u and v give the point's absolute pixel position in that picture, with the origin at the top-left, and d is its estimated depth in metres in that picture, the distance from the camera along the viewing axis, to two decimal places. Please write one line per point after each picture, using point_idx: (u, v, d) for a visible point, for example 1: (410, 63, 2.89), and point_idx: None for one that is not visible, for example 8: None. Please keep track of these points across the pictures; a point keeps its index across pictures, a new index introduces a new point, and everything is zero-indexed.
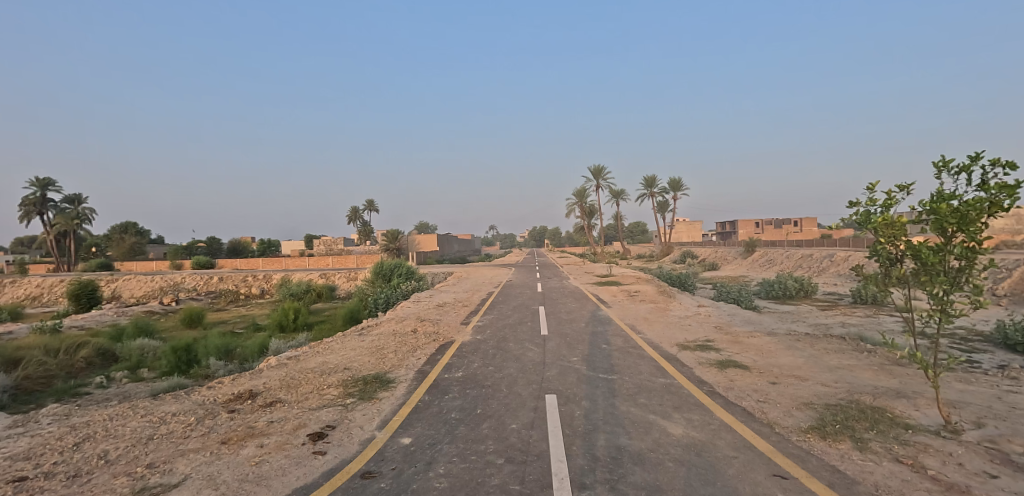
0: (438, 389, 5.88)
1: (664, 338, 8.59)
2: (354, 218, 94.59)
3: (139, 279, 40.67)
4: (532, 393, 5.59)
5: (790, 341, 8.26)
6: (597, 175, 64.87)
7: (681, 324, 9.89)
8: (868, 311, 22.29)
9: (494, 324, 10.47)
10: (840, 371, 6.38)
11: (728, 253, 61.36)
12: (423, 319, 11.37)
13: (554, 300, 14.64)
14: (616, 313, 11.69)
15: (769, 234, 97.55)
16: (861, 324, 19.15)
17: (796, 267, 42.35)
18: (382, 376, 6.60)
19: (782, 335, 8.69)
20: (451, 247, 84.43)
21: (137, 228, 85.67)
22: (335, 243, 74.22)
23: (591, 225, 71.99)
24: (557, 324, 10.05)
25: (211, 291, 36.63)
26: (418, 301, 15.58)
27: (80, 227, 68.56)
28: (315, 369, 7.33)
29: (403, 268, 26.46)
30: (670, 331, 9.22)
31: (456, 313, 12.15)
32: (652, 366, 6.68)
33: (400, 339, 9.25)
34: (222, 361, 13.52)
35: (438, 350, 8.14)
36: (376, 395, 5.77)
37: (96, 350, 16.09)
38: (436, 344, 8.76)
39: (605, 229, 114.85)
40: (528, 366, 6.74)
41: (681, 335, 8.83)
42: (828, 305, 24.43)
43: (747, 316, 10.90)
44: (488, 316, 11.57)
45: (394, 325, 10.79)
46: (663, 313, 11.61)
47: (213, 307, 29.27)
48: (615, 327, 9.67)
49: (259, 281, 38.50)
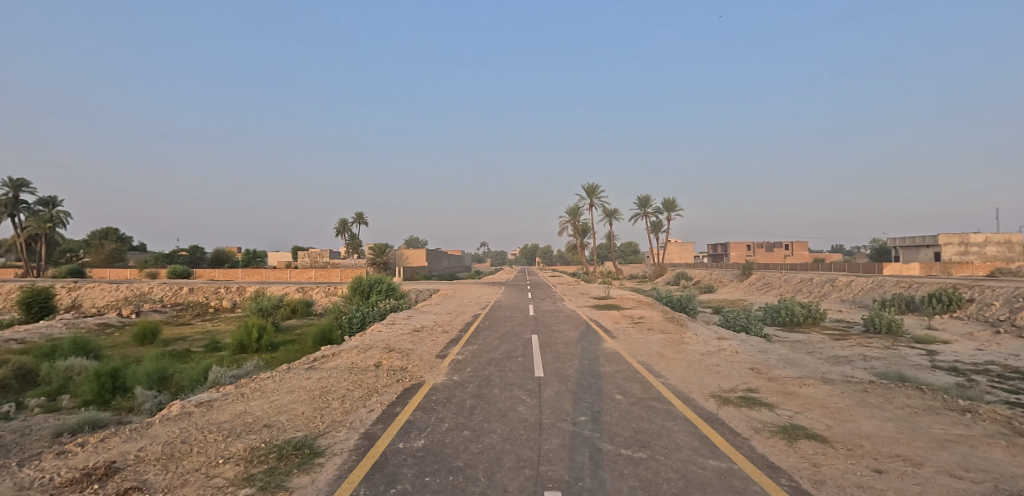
0: (382, 476, 3.89)
1: (694, 385, 6.68)
2: (342, 231, 93.06)
3: (104, 288, 38.07)
4: (524, 490, 3.61)
5: (858, 394, 6.39)
6: (591, 193, 63.61)
7: (706, 364, 7.97)
8: (886, 343, 20.49)
9: (476, 358, 8.49)
10: (962, 451, 4.52)
11: (723, 276, 59.98)
12: (391, 350, 9.33)
13: (549, 326, 12.71)
14: (624, 346, 9.77)
15: (762, 258, 97.07)
16: (883, 358, 17.35)
17: (796, 292, 40.75)
18: (308, 444, 4.62)
19: (842, 385, 6.83)
20: (441, 264, 82.55)
21: (118, 234, 83.00)
22: (321, 256, 72.05)
23: (584, 244, 70.60)
24: (553, 362, 8.07)
25: (178, 303, 34.15)
26: (393, 324, 13.54)
27: (54, 232, 65.71)
28: (221, 427, 5.31)
29: (383, 283, 24.23)
30: (698, 374, 7.30)
31: (434, 342, 10.16)
32: (693, 435, 4.77)
33: (355, 378, 7.26)
34: (153, 390, 11.36)
35: (399, 398, 6.18)
36: (285, 485, 3.79)
37: (15, 371, 13.78)
38: (399, 387, 6.78)
39: (597, 248, 114.12)
40: (518, 432, 4.77)
41: (713, 381, 6.90)
42: (841, 334, 22.57)
43: (782, 354, 9.06)
44: (470, 346, 9.59)
45: (353, 357, 8.77)
46: (681, 346, 9.73)
47: (175, 321, 26.86)
48: (628, 367, 7.75)
49: (232, 294, 36.09)
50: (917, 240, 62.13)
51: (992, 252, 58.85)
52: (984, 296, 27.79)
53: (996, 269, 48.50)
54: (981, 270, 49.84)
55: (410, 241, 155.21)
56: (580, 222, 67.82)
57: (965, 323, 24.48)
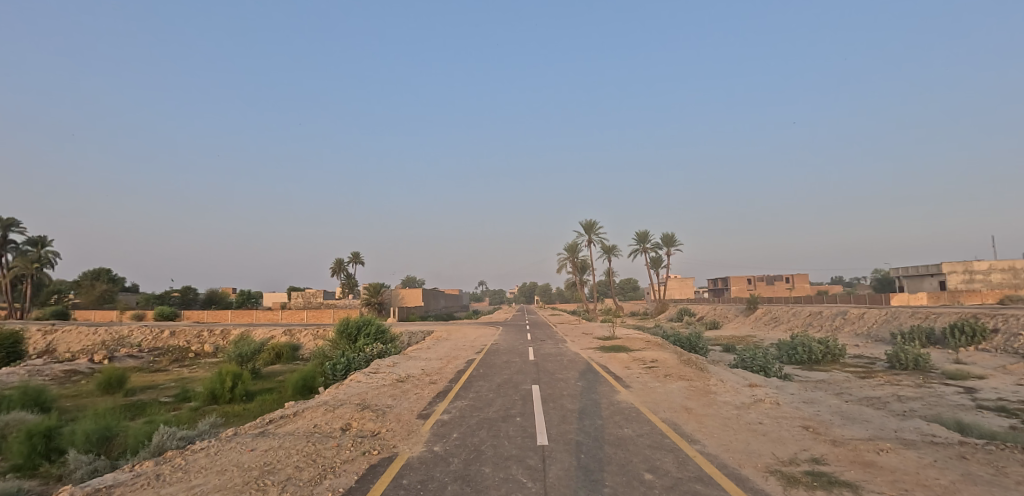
0: None
1: (743, 457, 5.21)
2: (338, 270, 91.81)
3: (81, 331, 36.19)
4: None
5: (958, 463, 4.93)
6: (590, 229, 62.85)
7: (749, 424, 6.49)
8: (917, 381, 18.78)
9: (466, 418, 6.99)
10: None
11: (728, 311, 58.41)
12: (364, 408, 7.82)
13: (552, 373, 11.19)
14: (641, 398, 8.28)
15: (763, 292, 95.46)
16: (920, 398, 15.72)
17: (806, 326, 39.08)
18: None
19: (934, 451, 5.32)
20: (438, 303, 80.69)
21: (110, 274, 81.48)
22: (314, 297, 70.31)
23: (584, 280, 69.27)
24: (560, 422, 6.58)
25: (156, 348, 32.31)
26: (375, 373, 12.00)
27: (42, 272, 64.17)
28: None
29: (372, 325, 22.53)
30: (742, 439, 5.82)
31: (418, 396, 8.67)
32: None
33: (310, 450, 5.75)
34: (90, 454, 9.69)
35: (358, 483, 4.67)
36: None
37: None
38: (364, 462, 5.30)
39: (598, 285, 112.94)
40: None
41: (765, 449, 5.42)
42: (865, 372, 20.91)
43: (833, 406, 7.58)
44: (459, 402, 8.06)
45: (318, 418, 7.27)
46: (710, 397, 8.25)
47: (150, 368, 24.96)
48: (652, 429, 6.23)
49: (215, 337, 34.23)
50: (920, 269, 60.97)
51: (998, 280, 57.75)
52: (1008, 325, 26.25)
53: (1006, 296, 47.13)
54: (990, 298, 48.45)
55: (408, 281, 154.14)
56: (580, 259, 66.78)
57: (994, 356, 22.83)
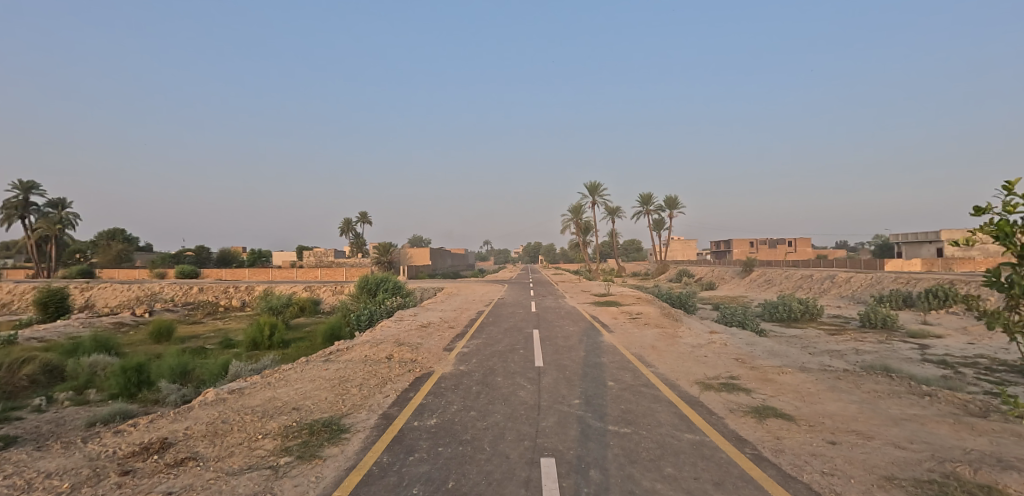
0: (401, 446, 4.61)
1: (680, 373, 7.31)
2: (347, 230, 94.22)
3: (115, 287, 38.85)
4: (523, 456, 4.33)
5: (830, 380, 7.00)
6: (594, 191, 64.36)
7: (695, 355, 8.58)
8: (880, 338, 20.95)
9: (481, 350, 9.09)
10: (910, 425, 5.26)
11: (725, 273, 60.61)
12: (401, 344, 9.92)
13: (550, 322, 13.34)
14: (619, 339, 10.39)
15: (764, 255, 97.22)
16: (875, 351, 17.87)
17: (796, 289, 41.10)
18: (335, 423, 5.33)
19: (819, 373, 7.42)
20: (444, 262, 83.34)
21: (127, 235, 83.97)
22: (325, 256, 73.07)
23: (587, 242, 71.30)
24: (553, 353, 8.69)
25: (188, 303, 34.99)
26: (401, 320, 14.20)
27: (64, 233, 66.66)
28: (255, 410, 6.00)
29: (388, 282, 24.77)
30: (684, 364, 7.91)
31: (441, 336, 10.78)
32: (674, 414, 5.41)
33: (370, 368, 7.87)
34: (175, 384, 11.96)
35: (411, 385, 6.80)
36: (320, 453, 4.52)
37: (42, 367, 14.41)
38: (411, 375, 7.43)
39: (601, 246, 115.43)
40: (518, 413, 5.48)
41: (699, 370, 7.50)
42: (835, 329, 23.07)
43: (768, 347, 9.68)
44: (475, 340, 10.18)
45: (366, 350, 9.39)
46: (674, 339, 10.38)
47: (187, 320, 27.57)
48: (622, 357, 8.32)
49: (241, 293, 36.79)
50: (920, 235, 62.32)
51: (995, 249, 58.92)
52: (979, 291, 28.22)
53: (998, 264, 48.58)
54: (983, 266, 49.86)
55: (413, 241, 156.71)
56: (583, 221, 68.40)
57: (959, 318, 24.87)
